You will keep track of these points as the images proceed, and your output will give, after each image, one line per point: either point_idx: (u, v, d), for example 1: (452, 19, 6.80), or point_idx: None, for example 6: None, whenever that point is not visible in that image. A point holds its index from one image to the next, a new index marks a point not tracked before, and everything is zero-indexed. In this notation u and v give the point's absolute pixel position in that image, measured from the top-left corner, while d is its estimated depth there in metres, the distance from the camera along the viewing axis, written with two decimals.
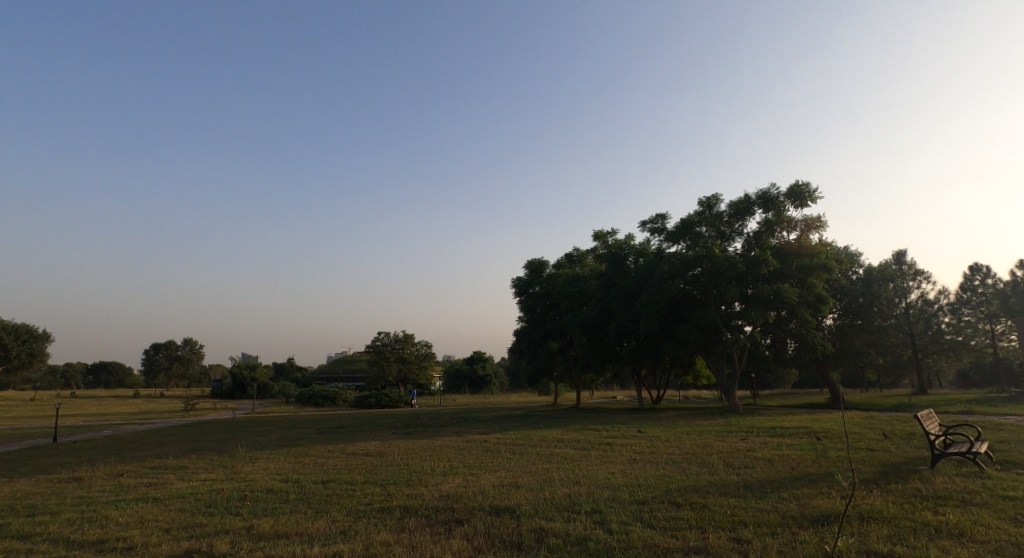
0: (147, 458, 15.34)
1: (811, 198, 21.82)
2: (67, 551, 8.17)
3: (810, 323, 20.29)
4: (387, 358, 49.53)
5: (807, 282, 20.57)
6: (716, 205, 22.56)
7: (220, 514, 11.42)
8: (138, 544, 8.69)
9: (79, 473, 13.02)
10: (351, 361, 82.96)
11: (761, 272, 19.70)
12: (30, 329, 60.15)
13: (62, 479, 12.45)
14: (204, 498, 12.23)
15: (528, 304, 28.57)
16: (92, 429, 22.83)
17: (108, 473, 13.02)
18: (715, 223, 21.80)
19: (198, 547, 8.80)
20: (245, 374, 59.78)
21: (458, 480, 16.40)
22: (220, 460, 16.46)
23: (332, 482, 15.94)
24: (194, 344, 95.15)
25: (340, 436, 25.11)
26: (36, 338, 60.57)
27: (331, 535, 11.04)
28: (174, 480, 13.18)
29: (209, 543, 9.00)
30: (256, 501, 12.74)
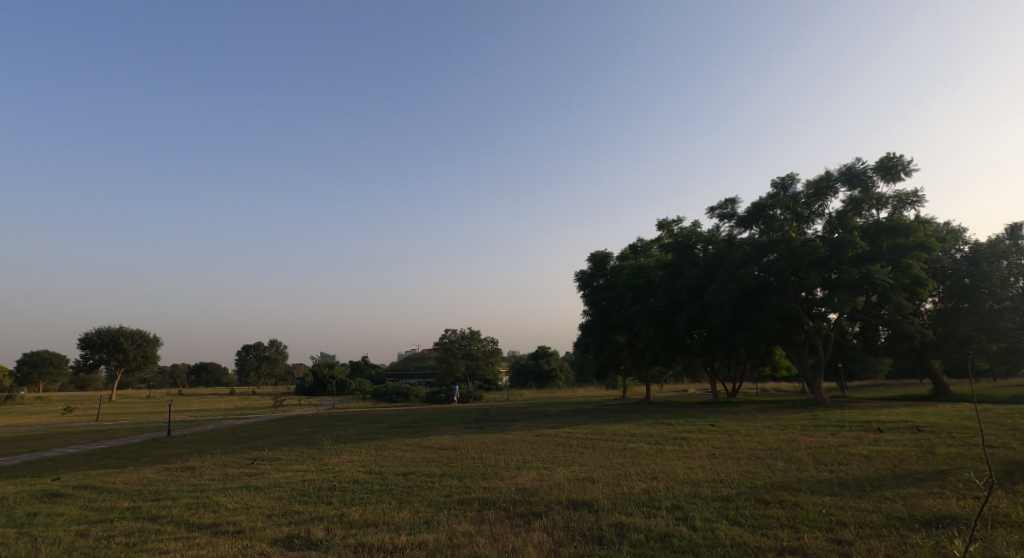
0: (246, 450, 16.44)
1: (904, 171, 20.43)
2: (189, 534, 8.92)
3: (906, 307, 19.09)
4: (455, 354, 50.74)
5: (902, 263, 19.34)
6: (792, 186, 21.57)
7: (314, 503, 12.08)
8: (246, 528, 9.36)
9: (190, 463, 14.17)
10: (422, 358, 85.34)
11: (846, 255, 18.68)
12: (144, 335, 65.45)
13: (176, 468, 13.60)
14: (298, 487, 12.99)
15: (592, 298, 28.27)
16: (196, 423, 24.77)
17: (214, 464, 14.08)
18: (791, 204, 20.84)
19: (298, 534, 9.35)
20: (325, 372, 62.90)
21: (533, 473, 16.55)
22: (309, 452, 17.39)
23: (412, 474, 16.51)
24: (280, 344, 100.88)
25: (415, 431, 25.93)
26: (145, 341, 65.18)
27: (416, 525, 11.43)
28: (271, 470, 14.08)
29: (307, 530, 9.53)
30: (344, 491, 13.37)
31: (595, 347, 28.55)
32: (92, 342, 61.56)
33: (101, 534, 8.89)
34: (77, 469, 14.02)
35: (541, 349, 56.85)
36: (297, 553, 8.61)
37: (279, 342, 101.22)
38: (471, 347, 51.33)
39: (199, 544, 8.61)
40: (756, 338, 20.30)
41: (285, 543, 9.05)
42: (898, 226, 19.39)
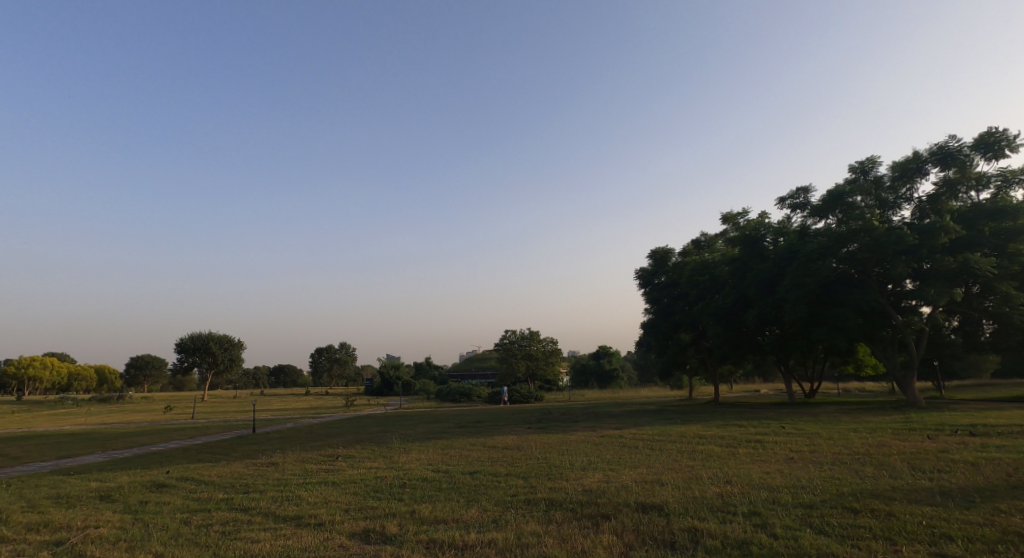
0: (321, 447, 17.13)
1: (1008, 146, 18.90)
2: (276, 525, 9.38)
3: (1014, 297, 17.67)
4: (515, 354, 51.05)
5: (1007, 250, 17.88)
6: (875, 169, 20.47)
7: (386, 499, 12.44)
8: (325, 521, 9.73)
9: (273, 458, 14.92)
10: (483, 359, 86.38)
11: (939, 243, 17.51)
12: (230, 340, 69.62)
13: (261, 463, 14.36)
14: (372, 483, 13.42)
15: (653, 296, 27.70)
16: (277, 422, 26.05)
17: (294, 460, 14.76)
18: (873, 189, 19.78)
19: (374, 528, 9.64)
20: (392, 373, 64.74)
21: (598, 475, 16.40)
22: (380, 450, 17.93)
23: (478, 473, 16.71)
24: (349, 348, 104.72)
25: (479, 431, 26.21)
26: (231, 345, 69.28)
27: (485, 523, 11.55)
28: (345, 466, 14.60)
29: (382, 525, 9.80)
30: (414, 488, 13.69)
31: (658, 346, 27.93)
32: (186, 347, 66.18)
33: (201, 521, 9.54)
34: (175, 463, 15.03)
35: (601, 349, 56.25)
36: (375, 548, 8.88)
37: (348, 344, 104.98)
38: (530, 347, 51.47)
39: (284, 534, 9.05)
40: (836, 335, 19.29)
41: (362, 536, 9.35)
42: (1001, 208, 18.08)
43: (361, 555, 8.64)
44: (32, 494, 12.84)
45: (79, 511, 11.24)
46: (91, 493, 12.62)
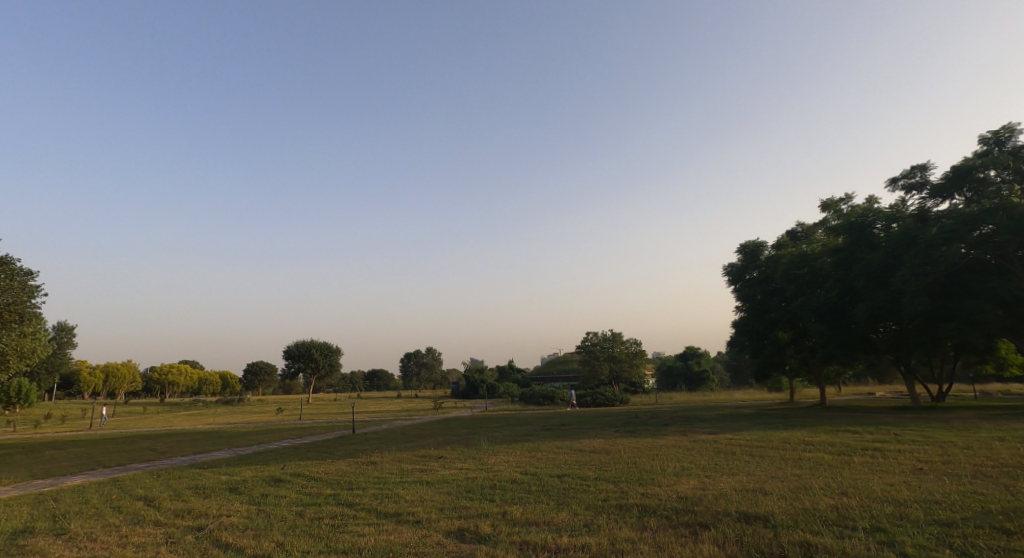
0: (415, 447, 17.57)
1: None
2: (378, 520, 9.78)
3: None
4: (599, 357, 50.36)
5: None
6: (1011, 140, 18.38)
7: (478, 499, 12.49)
8: (423, 519, 9.91)
9: (372, 458, 15.47)
10: (567, 360, 86.07)
11: None
12: (330, 347, 73.51)
13: (362, 462, 15.00)
14: (464, 483, 13.55)
15: (744, 292, 26.24)
16: (374, 422, 27.26)
17: (390, 459, 15.23)
18: (1010, 161, 17.74)
19: (468, 528, 9.65)
20: (476, 376, 65.87)
21: (694, 481, 15.67)
22: (469, 451, 18.17)
23: (567, 476, 16.48)
24: (436, 353, 107.96)
25: (565, 433, 25.97)
26: (331, 351, 73.19)
27: (577, 527, 11.30)
28: (438, 467, 14.84)
29: (476, 525, 9.78)
30: (504, 490, 13.66)
31: (753, 346, 26.42)
32: (293, 353, 70.86)
33: (314, 514, 10.37)
34: (284, 460, 15.93)
35: (689, 349, 54.27)
36: (470, 547, 8.89)
37: (435, 348, 108.31)
38: (614, 350, 50.61)
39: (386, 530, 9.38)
40: (970, 329, 17.41)
41: (457, 535, 9.40)
42: None
43: (457, 553, 8.72)
44: (174, 484, 14.09)
45: (214, 504, 12.20)
46: (222, 484, 13.68)
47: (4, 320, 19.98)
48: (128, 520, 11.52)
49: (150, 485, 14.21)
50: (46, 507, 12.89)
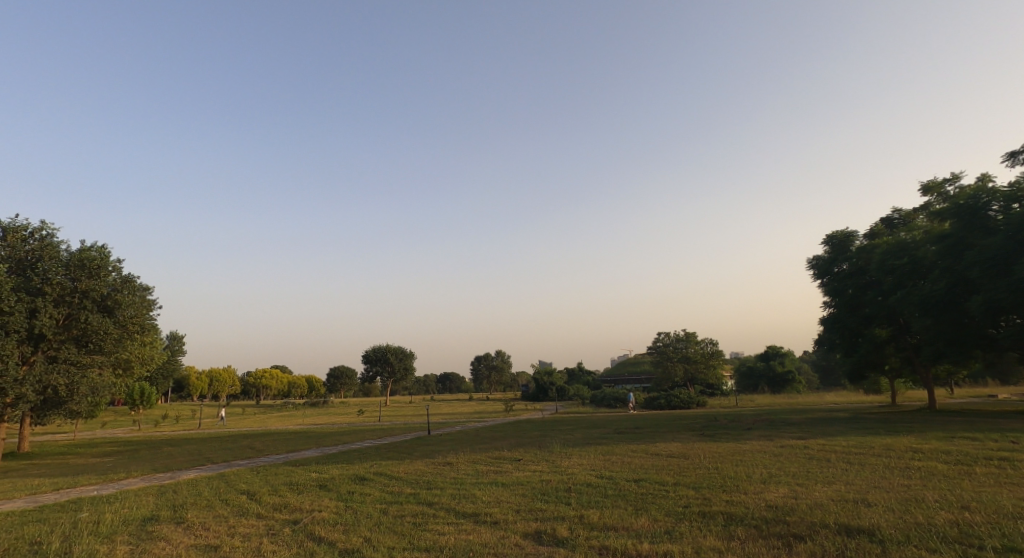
0: (489, 449, 17.51)
1: None
2: (457, 520, 11.09)
3: None
4: (671, 358, 48.73)
5: None
6: None
7: (554, 502, 12.21)
8: (499, 521, 10.89)
9: (448, 459, 15.51)
10: (638, 362, 84.25)
11: None
12: (404, 351, 75.56)
13: (438, 463, 15.10)
14: (539, 486, 13.29)
15: (832, 287, 24.44)
16: (448, 425, 27.74)
17: (465, 460, 15.25)
18: None
19: (546, 531, 9.90)
20: (545, 378, 65.60)
21: (783, 490, 14.62)
22: (543, 454, 17.86)
23: (644, 481, 15.85)
24: (506, 356, 108.70)
25: (639, 437, 25.21)
26: (405, 355, 75.01)
27: (657, 534, 10.75)
28: (512, 469, 14.67)
29: (552, 527, 10.11)
30: (580, 493, 13.26)
31: (847, 344, 24.58)
32: (371, 357, 73.53)
33: (397, 512, 11.58)
34: (366, 460, 16.28)
35: (771, 348, 51.46)
36: (548, 549, 8.97)
37: (504, 351, 108.99)
38: (688, 350, 48.89)
39: (466, 530, 10.43)
40: None
41: (534, 538, 9.80)
42: None
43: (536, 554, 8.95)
44: (272, 480, 14.68)
45: (306, 500, 12.59)
46: (313, 481, 14.12)
47: (130, 335, 21.94)
48: (234, 512, 12.10)
49: (250, 481, 14.90)
50: (167, 497, 13.77)
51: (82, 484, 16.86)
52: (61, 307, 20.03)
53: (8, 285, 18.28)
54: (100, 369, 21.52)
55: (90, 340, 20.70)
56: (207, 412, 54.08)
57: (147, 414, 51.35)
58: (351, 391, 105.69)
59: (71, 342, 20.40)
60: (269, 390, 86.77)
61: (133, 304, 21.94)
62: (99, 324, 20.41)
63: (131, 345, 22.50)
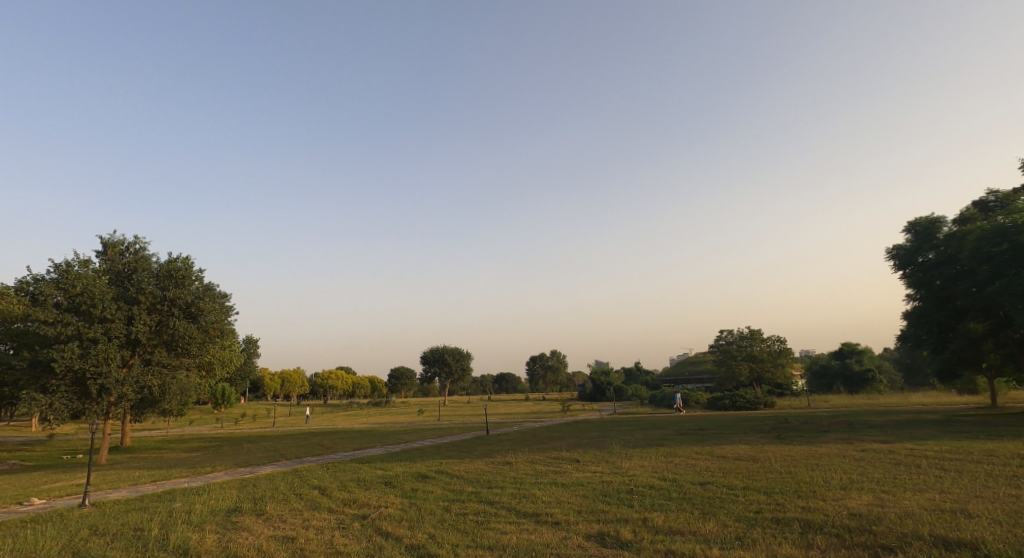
0: (548, 449, 17.21)
1: None
2: (519, 520, 10.91)
3: None
4: (734, 357, 46.87)
5: None
6: None
7: (616, 504, 11.87)
8: (562, 521, 10.81)
9: (508, 458, 15.41)
10: (698, 361, 81.83)
11: None
12: (459, 352, 76.19)
13: (497, 463, 14.99)
14: (600, 488, 12.98)
15: (917, 278, 22.76)
16: (507, 424, 27.64)
17: (525, 460, 15.14)
18: None
19: (609, 532, 10.26)
20: (603, 378, 64.67)
21: (867, 497, 13.59)
22: (603, 455, 17.40)
23: (711, 484, 15.13)
24: (562, 356, 108.40)
25: (704, 439, 24.25)
26: (463, 356, 75.69)
27: (728, 540, 10.11)
28: (572, 469, 14.38)
29: (616, 530, 10.32)
30: (642, 495, 12.77)
31: (935, 340, 22.91)
32: (429, 358, 74.81)
33: (459, 510, 11.47)
34: (428, 458, 16.34)
35: (845, 345, 48.48)
36: (612, 551, 9.43)
37: (560, 351, 108.64)
38: (753, 348, 46.96)
39: (527, 529, 10.41)
40: None
41: (598, 540, 9.99)
42: None
43: (599, 556, 9.27)
44: (341, 476, 14.94)
45: (373, 495, 12.70)
46: (379, 478, 14.27)
47: (214, 340, 23.04)
48: (307, 506, 12.33)
49: (322, 476, 15.22)
50: (247, 490, 14.29)
51: (175, 477, 17.81)
52: (154, 314, 21.28)
53: (108, 295, 19.78)
54: (188, 370, 22.74)
55: (178, 345, 21.66)
56: (281, 410, 56.63)
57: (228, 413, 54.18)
58: (413, 391, 107.79)
59: (163, 346, 21.57)
60: (336, 390, 89.72)
61: (215, 310, 22.68)
62: (185, 331, 21.32)
63: (215, 348, 23.43)
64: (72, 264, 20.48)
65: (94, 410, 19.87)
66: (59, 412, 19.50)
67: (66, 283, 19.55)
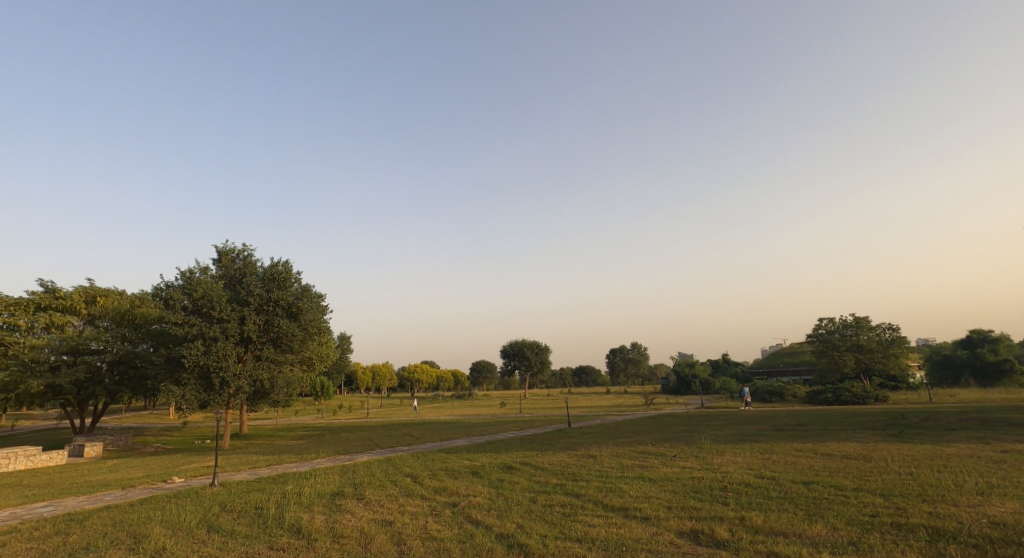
0: (632, 443, 16.46)
1: None
2: (606, 513, 10.33)
3: None
4: (837, 347, 43.34)
5: None
6: None
7: (709, 502, 11.02)
8: (652, 516, 10.16)
9: (592, 452, 14.88)
10: (793, 352, 77.08)
11: None
12: (538, 345, 75.81)
13: (581, 456, 14.50)
14: (690, 485, 12.17)
15: None
16: (589, 417, 27.00)
17: (610, 454, 14.57)
18: None
19: (702, 529, 9.49)
20: (688, 371, 62.29)
21: (1010, 504, 11.76)
22: (691, 450, 16.40)
23: (815, 484, 13.79)
24: (641, 348, 106.51)
25: (806, 435, 22.41)
26: (542, 350, 75.30)
27: (840, 545, 9.00)
28: (659, 466, 13.65)
29: (711, 528, 9.51)
30: (738, 493, 11.76)
31: None
32: (509, 351, 75.08)
33: (545, 502, 11.04)
34: (513, 449, 16.04)
35: (976, 333, 43.80)
36: (707, 550, 8.71)
37: (641, 344, 106.63)
38: (860, 337, 43.30)
39: (615, 523, 9.83)
40: None
41: (692, 538, 9.23)
42: None
43: (694, 555, 8.57)
44: (432, 465, 14.96)
45: (462, 484, 12.54)
46: (466, 467, 14.14)
47: (315, 337, 23.99)
48: (402, 492, 12.37)
49: (413, 465, 15.33)
50: (348, 476, 14.66)
51: (286, 461, 18.72)
52: (262, 314, 22.45)
53: (223, 297, 21.26)
54: (293, 365, 23.82)
55: (283, 342, 22.66)
56: (372, 402, 58.85)
57: (327, 404, 56.89)
58: (494, 385, 108.21)
59: (271, 343, 22.63)
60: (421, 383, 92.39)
61: (314, 309, 23.47)
62: (289, 329, 22.30)
63: (316, 344, 24.29)
64: (194, 270, 22.26)
65: (219, 401, 21.21)
66: (190, 403, 21.01)
67: (189, 288, 21.35)
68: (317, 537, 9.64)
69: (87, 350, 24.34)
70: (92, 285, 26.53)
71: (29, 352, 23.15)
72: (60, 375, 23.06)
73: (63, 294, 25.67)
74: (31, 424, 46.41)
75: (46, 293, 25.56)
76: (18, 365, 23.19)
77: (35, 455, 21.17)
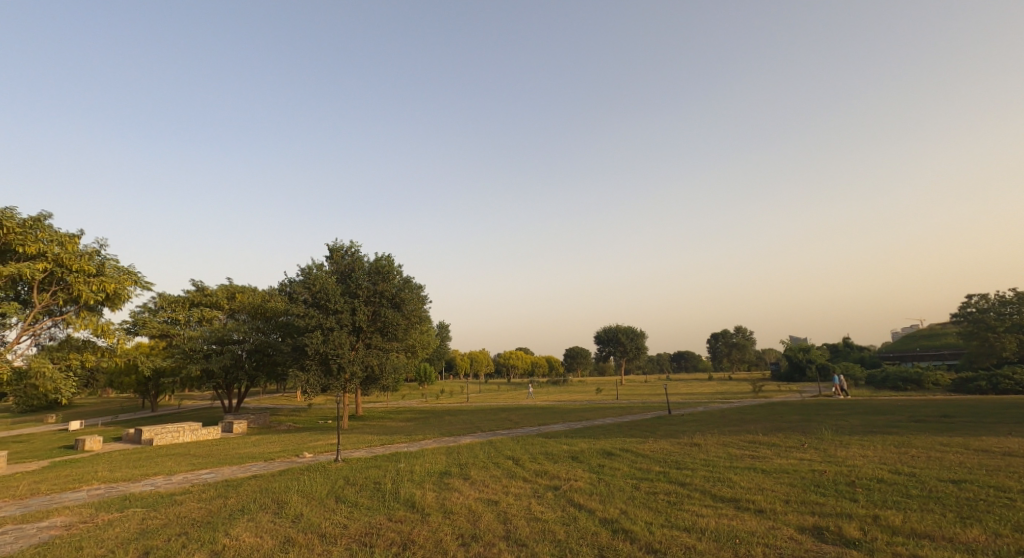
0: (740, 432, 14.57)
1: None
2: (717, 504, 8.82)
3: None
4: (993, 328, 37.38)
5: None
6: None
7: (833, 497, 9.14)
8: (767, 509, 8.53)
9: (696, 440, 13.27)
10: (930, 334, 68.62)
11: None
12: (630, 330, 72.97)
13: (684, 444, 12.95)
14: (809, 478, 10.26)
15: None
16: (691, 405, 25.03)
17: (716, 443, 12.91)
18: None
19: (828, 526, 7.77)
20: (802, 356, 57.17)
21: None
22: (809, 441, 14.23)
23: (967, 483, 11.29)
24: (747, 331, 100.32)
25: (956, 428, 19.05)
26: (637, 335, 72.64)
27: (1007, 553, 6.92)
28: (773, 456, 11.84)
29: (840, 526, 7.70)
30: (870, 489, 9.69)
31: None
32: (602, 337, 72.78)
33: (648, 489, 9.70)
34: (615, 435, 14.73)
35: None
36: (835, 549, 7.06)
37: (747, 328, 100.15)
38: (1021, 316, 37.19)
39: (726, 514, 8.32)
40: None
41: (816, 535, 7.52)
42: None
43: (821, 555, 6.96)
44: (530, 449, 14.04)
45: (561, 469, 11.50)
46: (564, 452, 13.06)
47: (419, 325, 23.98)
48: (505, 474, 11.53)
49: (512, 448, 14.50)
50: (455, 456, 14.12)
51: (398, 441, 18.69)
52: (370, 305, 22.68)
53: (336, 291, 21.72)
54: (400, 352, 23.82)
55: (389, 331, 22.75)
56: (472, 387, 59.56)
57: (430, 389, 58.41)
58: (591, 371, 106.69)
59: (378, 332, 22.78)
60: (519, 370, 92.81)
61: (415, 299, 23.43)
62: (394, 318, 22.32)
63: (419, 333, 24.29)
64: (312, 266, 22.99)
65: (338, 386, 21.61)
66: (313, 387, 21.57)
67: (308, 284, 22.12)
68: (430, 512, 8.99)
69: (230, 340, 25.99)
70: (233, 282, 28.58)
71: (189, 343, 25.33)
72: (211, 361, 24.86)
73: (210, 291, 27.98)
74: (186, 404, 51.66)
75: (198, 291, 27.96)
76: (180, 354, 25.31)
77: (198, 430, 22.82)
